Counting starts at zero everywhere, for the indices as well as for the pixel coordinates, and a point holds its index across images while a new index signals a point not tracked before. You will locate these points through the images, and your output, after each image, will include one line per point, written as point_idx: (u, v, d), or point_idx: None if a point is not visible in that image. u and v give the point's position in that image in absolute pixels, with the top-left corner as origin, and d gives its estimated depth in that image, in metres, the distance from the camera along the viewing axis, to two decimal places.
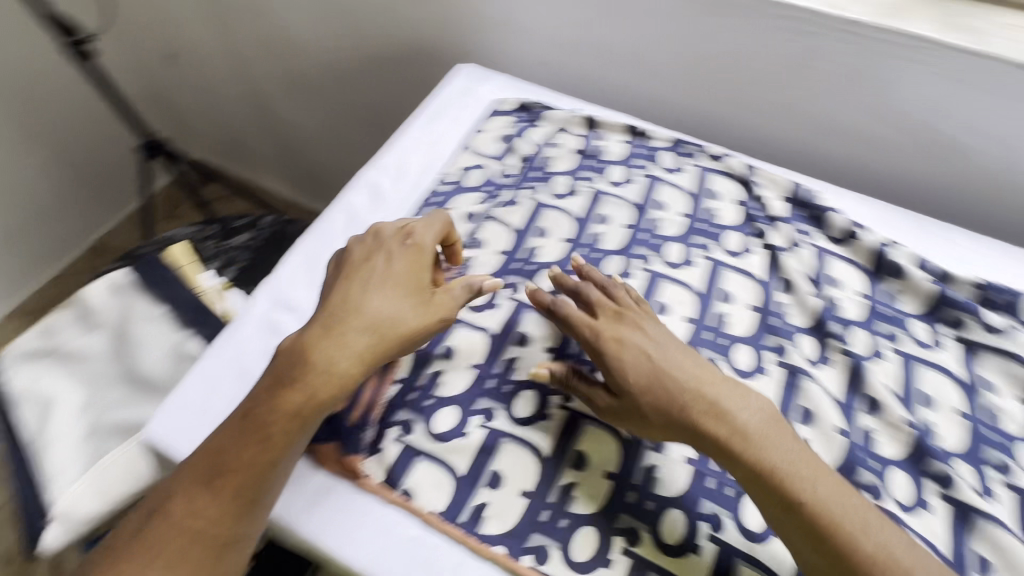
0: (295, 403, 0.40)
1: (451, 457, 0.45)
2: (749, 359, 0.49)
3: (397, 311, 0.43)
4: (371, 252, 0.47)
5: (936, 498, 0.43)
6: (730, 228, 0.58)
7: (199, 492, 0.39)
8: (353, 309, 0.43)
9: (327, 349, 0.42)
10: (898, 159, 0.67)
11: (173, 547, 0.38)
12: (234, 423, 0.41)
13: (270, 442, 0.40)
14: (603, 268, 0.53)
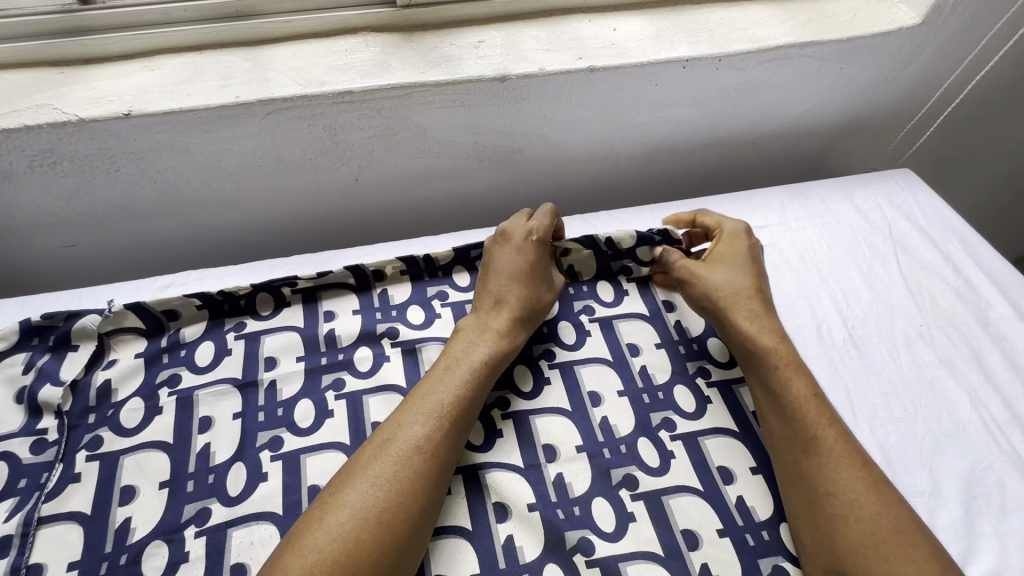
0: (447, 374, 0.53)
1: None
2: (477, 431, 0.56)
3: (502, 294, 0.60)
4: (506, 245, 0.63)
5: (666, 435, 0.57)
6: (408, 303, 0.65)
7: (403, 452, 0.47)
8: (499, 292, 0.60)
9: (484, 325, 0.58)
10: (584, 161, 0.82)
11: (373, 506, 0.44)
12: (415, 395, 0.52)
13: (450, 402, 0.51)
14: (368, 389, 0.58)
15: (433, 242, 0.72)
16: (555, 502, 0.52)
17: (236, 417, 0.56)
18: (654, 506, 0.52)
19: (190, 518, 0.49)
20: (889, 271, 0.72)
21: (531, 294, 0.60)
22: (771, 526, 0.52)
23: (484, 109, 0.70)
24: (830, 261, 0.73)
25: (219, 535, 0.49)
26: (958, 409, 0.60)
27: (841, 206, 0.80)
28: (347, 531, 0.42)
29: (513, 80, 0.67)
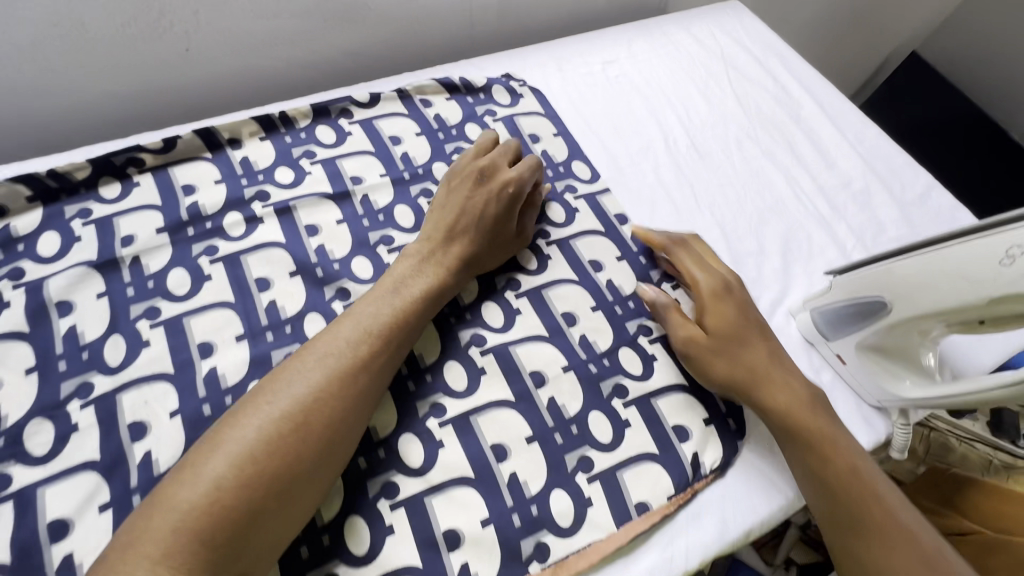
0: (367, 319, 0.48)
1: None
2: (365, 267, 0.58)
3: (433, 236, 0.56)
4: (475, 180, 0.59)
5: (543, 243, 0.62)
6: (276, 166, 0.63)
7: (302, 392, 0.42)
8: (449, 220, 0.56)
9: (414, 271, 0.53)
10: (437, 16, 0.80)
11: (259, 448, 0.39)
12: (344, 319, 0.48)
13: (356, 350, 0.46)
14: (245, 248, 0.57)
15: (290, 103, 0.68)
16: (451, 311, 0.57)
17: (101, 296, 0.52)
18: (536, 300, 0.59)
19: (72, 394, 0.47)
20: (722, 88, 0.81)
21: (463, 240, 0.56)
22: (635, 297, 0.61)
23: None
24: (672, 84, 0.80)
25: (108, 402, 0.47)
26: (778, 188, 0.72)
27: (680, 37, 0.86)
28: (227, 470, 0.38)
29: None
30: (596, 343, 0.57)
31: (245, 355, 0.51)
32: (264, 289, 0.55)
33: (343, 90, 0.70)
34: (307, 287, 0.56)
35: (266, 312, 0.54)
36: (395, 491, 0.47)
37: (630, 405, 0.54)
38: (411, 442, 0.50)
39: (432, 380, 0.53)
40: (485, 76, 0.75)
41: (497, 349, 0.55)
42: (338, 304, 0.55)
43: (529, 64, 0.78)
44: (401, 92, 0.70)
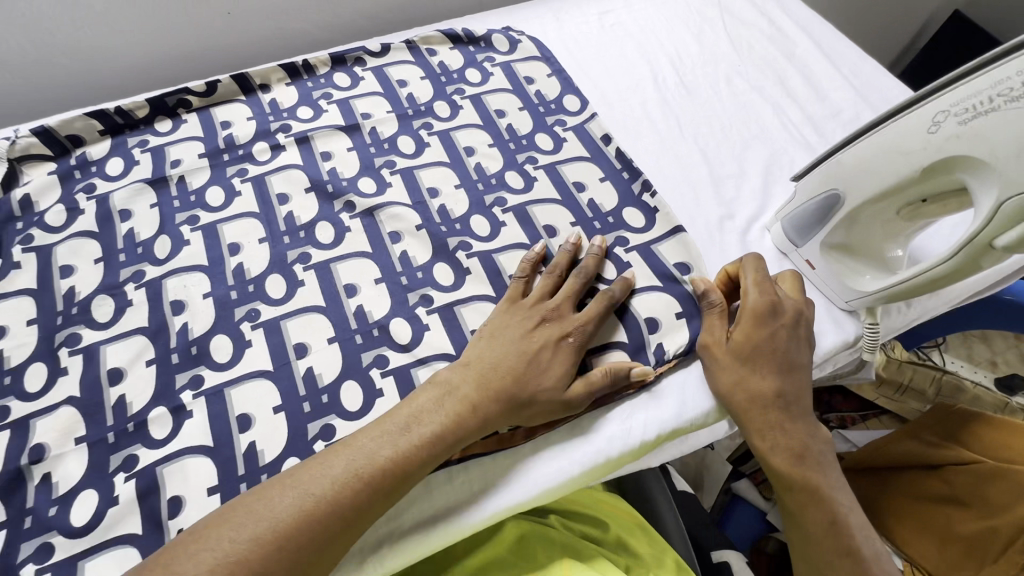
0: (428, 404, 0.48)
1: (259, 366, 0.54)
2: (370, 186, 0.66)
3: (489, 354, 0.52)
4: (531, 327, 0.53)
5: (530, 167, 0.68)
6: (298, 105, 0.72)
7: (359, 468, 0.45)
8: (489, 359, 0.51)
9: (455, 388, 0.49)
10: None
11: (311, 502, 0.42)
12: (343, 447, 0.46)
13: (410, 454, 0.46)
14: (270, 171, 0.66)
15: (313, 55, 0.77)
16: (443, 222, 0.63)
17: (153, 207, 0.63)
18: (520, 214, 0.64)
19: (129, 279, 0.58)
20: (716, 31, 0.83)
21: (510, 361, 0.51)
22: (615, 213, 0.65)
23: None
24: (666, 29, 0.84)
25: (156, 285, 0.58)
26: (765, 119, 0.74)
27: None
28: (281, 521, 0.41)
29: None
30: None
31: (266, 253, 0.60)
32: (284, 203, 0.64)
33: (359, 43, 0.79)
34: (319, 201, 0.64)
35: (284, 221, 0.63)
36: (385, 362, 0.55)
37: None
38: (401, 325, 0.57)
39: (422, 277, 0.60)
40: (486, 28, 0.82)
41: (482, 253, 0.61)
42: (344, 215, 0.63)
43: (530, 15, 0.84)
44: (409, 43, 0.78)
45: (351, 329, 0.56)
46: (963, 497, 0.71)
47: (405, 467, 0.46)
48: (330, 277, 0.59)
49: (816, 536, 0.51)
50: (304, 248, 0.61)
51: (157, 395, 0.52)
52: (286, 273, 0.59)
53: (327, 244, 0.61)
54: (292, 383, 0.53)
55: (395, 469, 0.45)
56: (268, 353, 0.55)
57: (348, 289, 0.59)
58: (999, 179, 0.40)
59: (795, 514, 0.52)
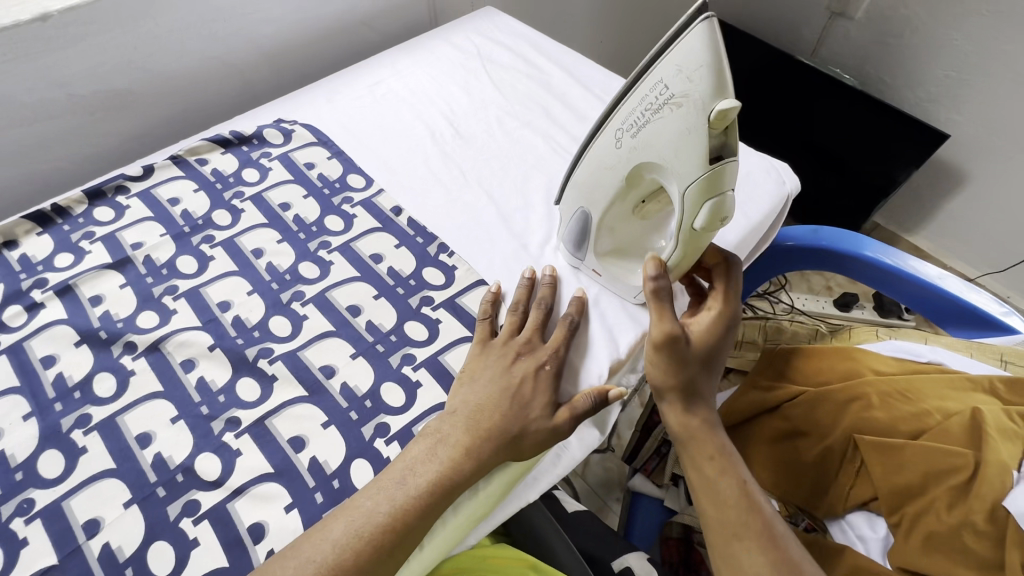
0: (392, 487, 0.49)
1: (42, 564, 0.47)
2: (151, 318, 0.62)
3: (477, 396, 0.55)
4: (508, 362, 0.56)
5: (323, 252, 0.68)
6: (54, 254, 0.66)
7: (316, 571, 0.45)
8: (476, 401, 0.54)
9: (441, 443, 0.52)
10: (212, 81, 0.86)
11: None
12: (344, 511, 0.48)
13: (371, 547, 0.46)
14: (28, 335, 0.60)
15: (66, 195, 0.72)
16: (239, 334, 0.61)
17: None
18: (320, 302, 0.63)
19: None
20: (481, 80, 0.90)
21: (495, 405, 0.54)
22: (416, 274, 0.67)
23: (57, 54, 0.70)
24: (436, 87, 0.89)
25: None
26: (537, 149, 0.80)
27: (442, 43, 0.96)
28: None
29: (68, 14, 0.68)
30: (381, 324, 0.62)
31: (35, 429, 0.54)
32: (50, 366, 0.58)
33: (117, 171, 0.74)
34: (93, 352, 0.59)
35: (53, 386, 0.56)
36: (197, 507, 0.50)
37: (419, 368, 0.59)
38: (210, 459, 0.53)
39: (224, 400, 0.56)
40: (256, 125, 0.81)
41: (286, 355, 0.59)
42: (125, 358, 0.59)
43: (302, 101, 0.85)
44: (175, 158, 0.76)
45: (150, 482, 0.51)
46: (803, 427, 0.78)
47: (363, 564, 0.46)
48: (117, 433, 0.54)
49: (735, 520, 0.51)
50: (82, 409, 0.55)
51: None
52: (62, 445, 0.53)
53: (109, 397, 0.56)
54: (86, 568, 0.47)
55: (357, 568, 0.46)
56: (52, 544, 0.48)
57: (141, 439, 0.54)
58: (675, 176, 0.50)
59: (714, 500, 0.52)
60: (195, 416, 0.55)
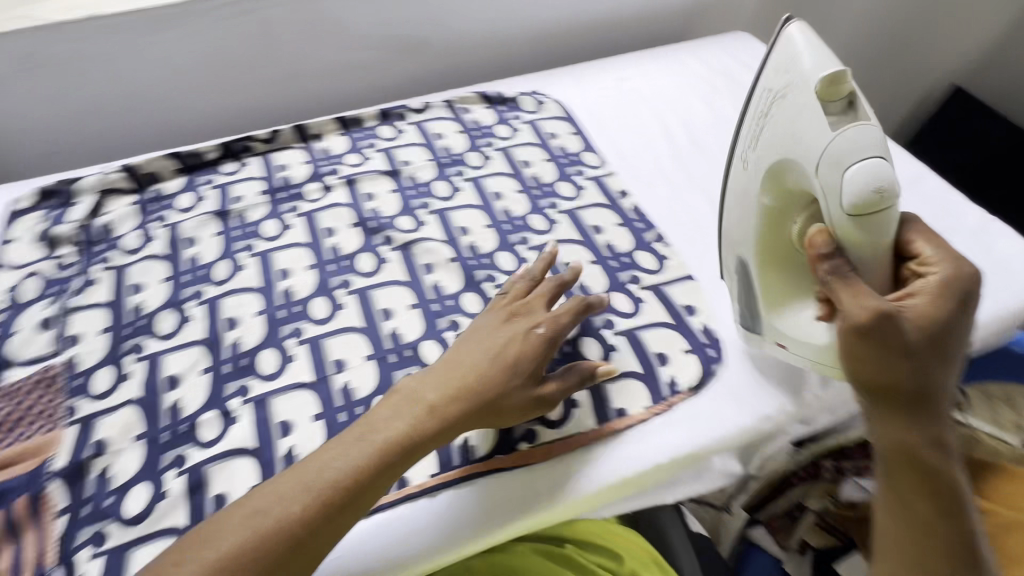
0: (431, 388, 0.51)
1: (300, 378, 0.59)
2: (408, 223, 0.73)
3: (505, 325, 0.56)
4: (507, 316, 0.57)
5: (551, 212, 0.75)
6: (348, 153, 0.81)
7: (362, 456, 0.47)
8: (472, 352, 0.54)
9: (478, 355, 0.54)
10: (486, 47, 0.99)
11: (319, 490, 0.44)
12: (391, 400, 0.51)
13: (410, 431, 0.48)
14: (320, 208, 0.74)
15: (364, 110, 0.88)
16: (471, 257, 0.70)
17: (217, 234, 0.72)
18: (542, 251, 0.71)
19: (194, 296, 0.66)
20: (724, 100, 0.92)
21: (528, 328, 0.56)
22: (630, 254, 0.71)
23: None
24: (679, 95, 0.93)
25: (216, 303, 0.65)
26: None
27: (686, 55, 1.00)
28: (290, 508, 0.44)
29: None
30: (591, 287, 0.68)
31: (313, 279, 0.67)
32: (331, 236, 0.72)
33: (401, 102, 0.89)
34: (363, 234, 0.72)
35: (331, 251, 0.70)
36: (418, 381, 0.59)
37: (618, 334, 0.64)
38: (433, 347, 0.62)
39: (451, 305, 0.65)
40: (515, 90, 0.92)
41: (507, 286, 0.67)
42: (383, 247, 0.70)
43: (556, 80, 0.94)
44: (448, 102, 0.88)
45: (386, 347, 0.62)
46: None
47: (400, 444, 0.48)
48: (367, 301, 0.65)
49: (928, 539, 0.47)
50: (348, 275, 0.68)
51: (211, 399, 0.58)
52: (329, 296, 0.66)
53: (369, 273, 0.68)
54: (329, 394, 0.58)
55: (395, 445, 0.48)
56: (309, 367, 0.60)
57: (384, 313, 0.64)
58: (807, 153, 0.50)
59: (906, 517, 0.48)
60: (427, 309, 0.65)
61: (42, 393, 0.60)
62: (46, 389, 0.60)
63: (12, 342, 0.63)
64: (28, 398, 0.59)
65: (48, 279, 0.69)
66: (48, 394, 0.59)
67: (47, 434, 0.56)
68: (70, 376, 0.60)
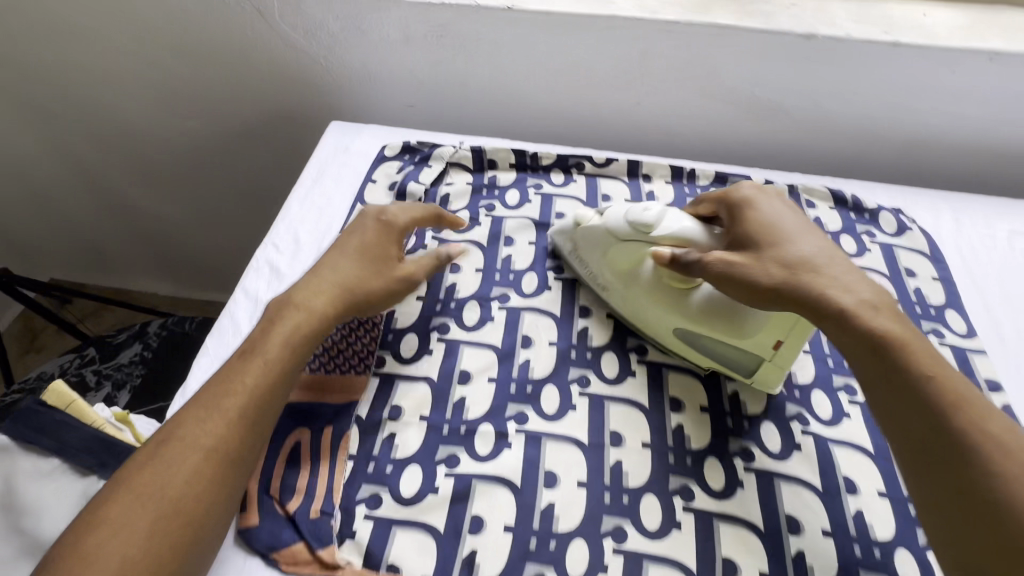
0: (277, 327, 0.54)
1: (357, 406, 0.57)
2: (531, 283, 0.68)
3: (334, 271, 0.58)
4: (371, 229, 0.62)
5: None
6: (509, 187, 0.78)
7: (245, 379, 0.51)
8: (341, 269, 0.59)
9: (323, 276, 0.58)
10: (699, 119, 0.87)
11: (220, 419, 0.49)
12: (276, 322, 0.55)
13: (285, 343, 0.53)
14: (458, 239, 0.72)
15: (545, 146, 0.84)
16: (578, 348, 0.63)
17: None
18: (654, 373, 0.62)
19: None
20: (1003, 254, 0.73)
21: (360, 258, 0.60)
22: (754, 419, 0.59)
23: (623, 46, 0.79)
24: (943, 229, 0.76)
25: None
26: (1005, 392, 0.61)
27: (972, 209, 0.78)
28: (197, 443, 0.47)
29: (659, 23, 0.76)
30: (689, 439, 0.57)
31: (416, 310, 0.65)
32: (454, 271, 0.69)
33: (583, 150, 0.83)
34: (484, 281, 0.68)
35: (446, 289, 0.67)
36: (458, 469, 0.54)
37: (689, 511, 0.53)
38: (488, 432, 0.56)
39: (530, 393, 0.59)
40: (715, 170, 0.80)
41: (598, 398, 0.59)
42: (495, 302, 0.66)
43: (762, 179, 0.80)
44: (633, 164, 0.80)
45: (445, 416, 0.57)
46: None
47: (288, 348, 0.53)
48: (453, 356, 0.61)
49: (929, 452, 0.45)
50: (448, 321, 0.64)
51: None
52: (422, 337, 0.63)
53: (471, 326, 0.64)
54: (372, 440, 0.55)
55: (286, 352, 0.53)
56: (370, 401, 0.58)
57: (461, 376, 0.60)
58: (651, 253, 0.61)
59: (904, 430, 0.47)
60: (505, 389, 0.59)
61: (330, 339, 0.61)
62: (334, 337, 0.61)
63: None
64: (318, 341, 0.61)
65: None
66: (341, 345, 0.61)
67: (358, 375, 0.59)
68: None
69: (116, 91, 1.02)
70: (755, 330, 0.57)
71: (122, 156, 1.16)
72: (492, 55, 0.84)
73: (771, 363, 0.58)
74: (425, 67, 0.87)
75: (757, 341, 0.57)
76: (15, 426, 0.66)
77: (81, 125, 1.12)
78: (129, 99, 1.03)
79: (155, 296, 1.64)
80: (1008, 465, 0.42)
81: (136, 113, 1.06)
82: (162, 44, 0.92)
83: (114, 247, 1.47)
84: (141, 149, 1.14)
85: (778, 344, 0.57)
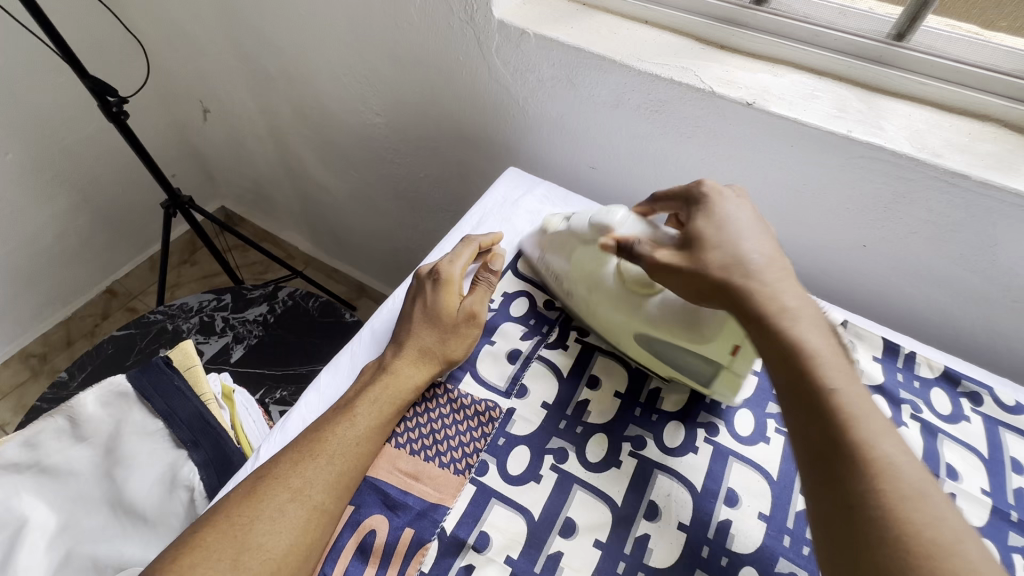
0: (393, 387, 0.55)
1: (445, 520, 0.50)
2: (675, 437, 0.56)
3: (429, 310, 0.60)
4: (451, 273, 0.62)
5: None
6: None
7: (355, 441, 0.51)
8: (431, 303, 0.60)
9: (422, 313, 0.60)
10: (940, 284, 0.70)
11: (332, 476, 0.49)
12: (387, 378, 0.55)
13: (397, 408, 0.54)
14: (604, 349, 0.63)
15: None
16: (713, 549, 0.50)
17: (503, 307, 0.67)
18: None
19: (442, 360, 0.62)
20: None
21: (435, 300, 0.60)
22: None
23: (875, 182, 0.65)
24: None
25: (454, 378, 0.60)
26: None
27: None
28: (309, 494, 0.48)
29: (938, 171, 0.60)
30: None
31: (535, 420, 0.57)
32: (590, 386, 0.60)
33: None
34: (621, 412, 0.58)
35: (576, 405, 0.58)
36: None
37: None
38: None
39: None
40: (943, 362, 0.64)
41: None
42: (627, 445, 0.56)
43: (1013, 398, 0.60)
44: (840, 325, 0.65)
45: (533, 569, 0.48)
46: None
47: (392, 413, 0.54)
48: (562, 497, 0.52)
49: (825, 463, 0.40)
50: (567, 446, 0.55)
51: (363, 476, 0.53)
52: (535, 456, 0.54)
53: (593, 467, 0.54)
54: (446, 564, 0.48)
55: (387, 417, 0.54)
56: (459, 516, 0.51)
57: (564, 525, 0.50)
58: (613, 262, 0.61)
59: (808, 443, 0.42)
60: (608, 565, 0.49)
61: (442, 423, 0.56)
62: (447, 421, 0.56)
63: (476, 356, 0.61)
64: (429, 422, 0.56)
65: (507, 305, 0.67)
66: (449, 435, 0.56)
67: (455, 475, 0.53)
68: (424, 402, 0.58)
69: (325, 72, 1.07)
70: (711, 333, 0.54)
71: (312, 127, 1.23)
72: (704, 147, 0.74)
73: (730, 370, 0.55)
74: (623, 138, 0.80)
75: (710, 347, 0.54)
76: (138, 380, 0.67)
77: (286, 91, 1.19)
78: (333, 84, 1.08)
79: (295, 248, 1.76)
80: (883, 484, 0.37)
81: (334, 95, 1.11)
82: (377, 46, 0.94)
83: (279, 199, 1.59)
84: (329, 126, 1.20)
85: (734, 350, 0.53)
